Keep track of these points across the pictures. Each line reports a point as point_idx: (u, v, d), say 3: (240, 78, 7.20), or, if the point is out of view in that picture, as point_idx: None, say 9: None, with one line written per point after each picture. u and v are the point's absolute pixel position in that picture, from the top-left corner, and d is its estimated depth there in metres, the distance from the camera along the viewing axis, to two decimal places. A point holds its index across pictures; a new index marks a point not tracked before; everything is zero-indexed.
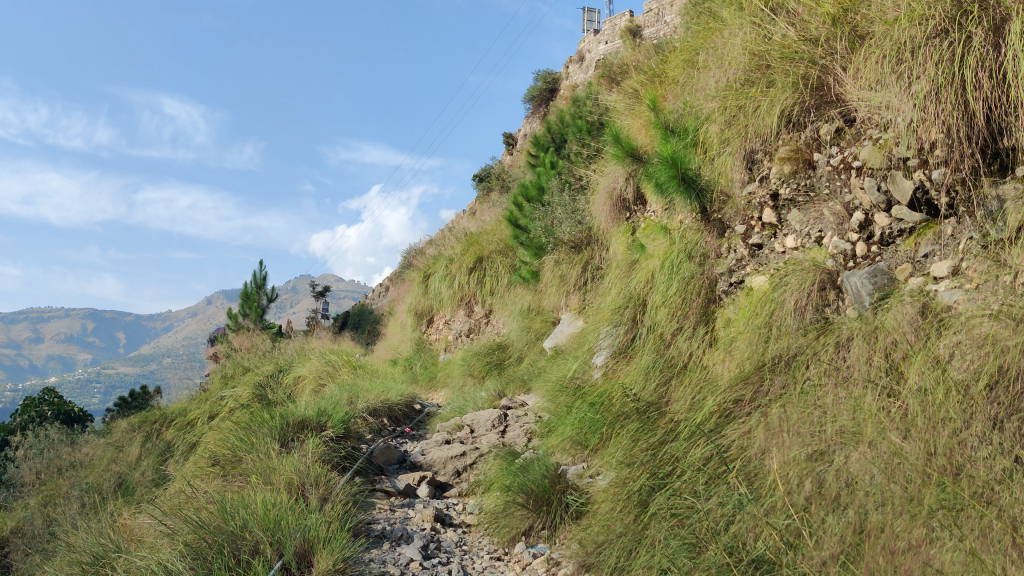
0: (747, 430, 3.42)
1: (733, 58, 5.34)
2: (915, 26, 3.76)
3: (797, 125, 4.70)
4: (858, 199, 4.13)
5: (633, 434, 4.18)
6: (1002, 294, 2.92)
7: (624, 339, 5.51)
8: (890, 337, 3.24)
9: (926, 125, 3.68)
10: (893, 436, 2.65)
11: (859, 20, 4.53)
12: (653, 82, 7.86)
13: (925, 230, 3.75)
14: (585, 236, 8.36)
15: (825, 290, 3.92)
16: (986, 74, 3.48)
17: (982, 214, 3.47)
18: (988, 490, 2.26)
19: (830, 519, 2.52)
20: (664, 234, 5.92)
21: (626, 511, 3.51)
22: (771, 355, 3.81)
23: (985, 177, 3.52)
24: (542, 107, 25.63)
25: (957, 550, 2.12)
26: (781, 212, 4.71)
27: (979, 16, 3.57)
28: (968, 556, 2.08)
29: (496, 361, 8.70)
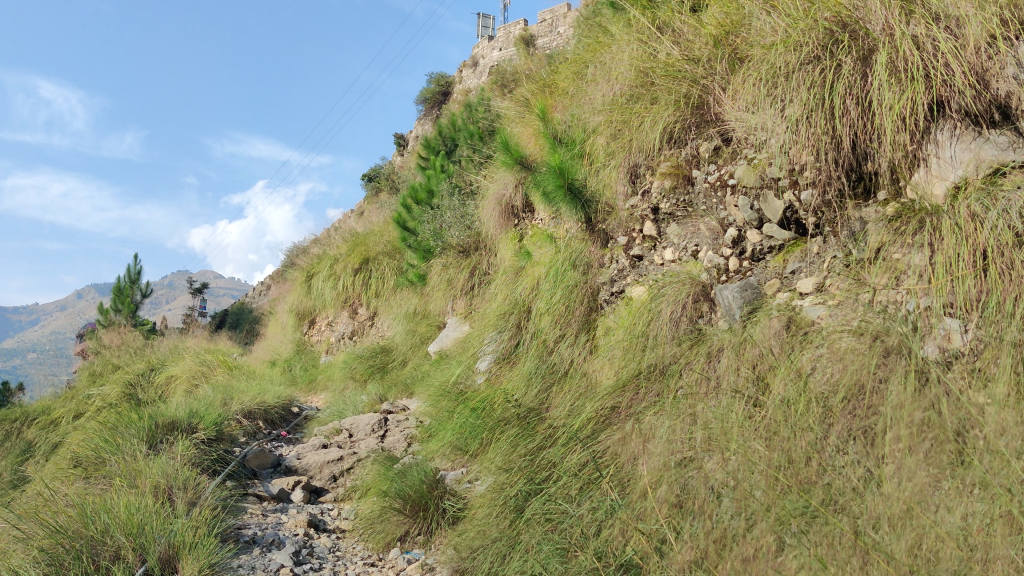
0: (621, 437, 3.49)
1: (619, 73, 5.45)
2: (790, 52, 3.92)
3: (678, 141, 4.84)
4: (732, 216, 4.27)
5: (512, 440, 4.22)
6: (860, 310, 3.07)
7: (507, 346, 5.55)
8: (758, 349, 3.36)
9: (796, 148, 3.82)
10: (756, 444, 2.74)
11: (738, 42, 4.69)
12: (544, 91, 7.96)
13: (793, 248, 3.91)
14: (473, 241, 8.37)
15: (699, 302, 4.04)
16: (853, 100, 3.62)
17: (846, 234, 3.64)
18: (838, 500, 2.32)
19: (694, 526, 2.60)
20: (549, 243, 5.99)
21: (502, 517, 3.53)
22: (647, 364, 3.90)
23: (849, 200, 3.69)
24: (434, 110, 25.59)
25: (806, 557, 2.16)
26: (661, 226, 4.82)
27: (848, 46, 3.73)
28: (815, 563, 2.12)
29: (378, 365, 8.62)
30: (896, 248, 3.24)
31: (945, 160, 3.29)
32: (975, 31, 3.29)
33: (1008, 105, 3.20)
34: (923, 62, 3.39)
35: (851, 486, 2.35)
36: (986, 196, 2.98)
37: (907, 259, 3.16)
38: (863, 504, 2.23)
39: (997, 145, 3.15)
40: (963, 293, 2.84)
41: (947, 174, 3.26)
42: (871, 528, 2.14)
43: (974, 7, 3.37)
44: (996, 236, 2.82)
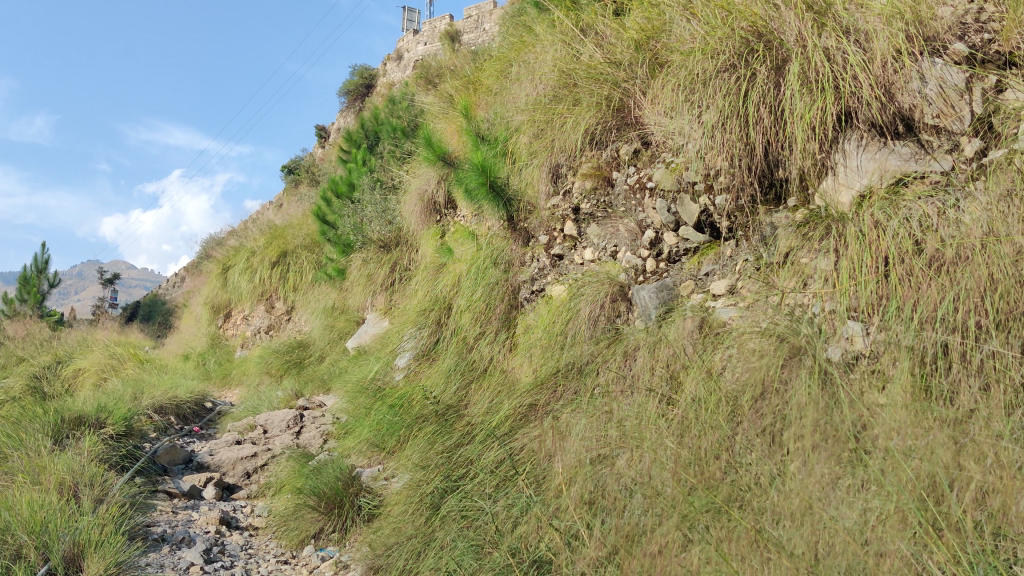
0: (537, 434, 3.53)
1: (543, 73, 5.50)
2: (707, 60, 3.99)
3: (600, 143, 4.90)
4: (650, 218, 4.34)
5: (429, 437, 4.22)
6: (769, 313, 3.16)
7: (426, 342, 5.55)
8: (672, 349, 3.43)
9: (712, 153, 3.90)
10: (668, 441, 2.81)
11: (659, 47, 4.76)
12: (467, 88, 7.96)
13: (708, 251, 4.00)
14: (394, 236, 8.32)
15: (617, 302, 4.11)
16: (767, 108, 3.72)
17: (757, 238, 3.74)
18: (742, 496, 2.40)
19: (608, 522, 2.64)
20: (470, 240, 6.01)
21: (417, 514, 3.54)
22: (565, 362, 3.95)
23: (761, 206, 3.79)
24: (357, 103, 25.33)
25: (705, 552, 2.23)
26: (581, 226, 4.88)
27: (762, 55, 3.82)
28: (714, 558, 2.19)
29: (295, 360, 8.53)
30: (804, 253, 3.35)
31: (852, 169, 3.41)
32: (882, 46, 3.40)
33: (912, 118, 3.32)
34: (833, 73, 3.49)
35: (755, 482, 2.42)
36: (889, 205, 3.10)
37: (814, 264, 3.27)
38: (767, 499, 2.30)
39: (901, 156, 3.28)
40: (865, 297, 2.94)
41: (854, 183, 3.38)
42: (772, 522, 2.21)
43: (882, 23, 3.49)
44: (898, 244, 2.93)
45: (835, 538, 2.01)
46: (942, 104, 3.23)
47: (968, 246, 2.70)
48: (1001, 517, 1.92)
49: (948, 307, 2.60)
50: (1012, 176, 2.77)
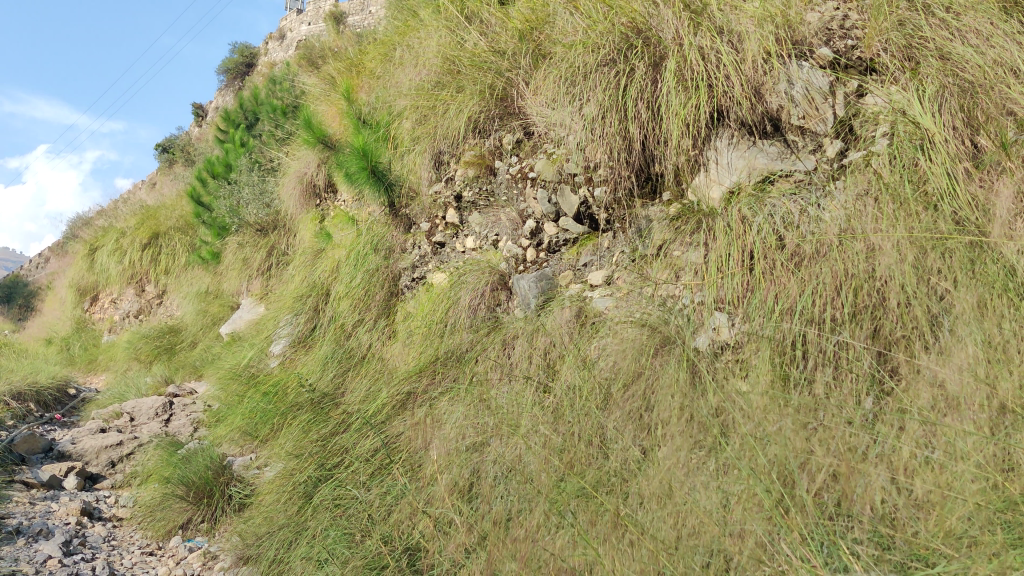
0: (414, 421, 3.52)
1: (427, 58, 5.46)
2: (588, 53, 4.00)
3: (482, 132, 4.90)
4: (531, 208, 4.35)
5: (304, 425, 4.16)
6: (644, 303, 3.25)
7: (303, 329, 5.46)
8: (549, 338, 3.48)
9: (591, 146, 3.92)
10: (543, 428, 2.85)
11: (542, 39, 4.78)
12: (350, 71, 7.84)
13: (587, 242, 4.06)
14: (271, 220, 8.12)
15: (497, 290, 4.14)
16: (644, 103, 3.77)
17: (633, 231, 3.82)
18: (610, 481, 2.45)
19: (483, 508, 2.66)
20: (351, 225, 5.93)
21: (290, 503, 3.49)
22: (444, 350, 3.95)
23: (637, 199, 3.87)
24: (237, 82, 24.62)
25: (568, 537, 2.29)
26: (463, 214, 4.88)
27: (640, 52, 3.86)
28: (576, 540, 2.26)
29: (165, 346, 8.26)
30: (676, 246, 3.44)
31: (722, 166, 3.52)
32: (754, 47, 3.50)
33: (779, 118, 3.45)
34: (706, 71, 3.57)
35: (624, 468, 2.48)
36: (755, 202, 3.21)
37: (686, 257, 3.36)
38: (633, 484, 2.36)
39: (769, 155, 3.40)
40: (731, 289, 3.05)
41: (724, 179, 3.49)
42: (635, 506, 2.27)
43: (754, 25, 3.59)
44: (762, 239, 3.03)
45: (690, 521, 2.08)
46: (807, 106, 3.36)
47: (826, 243, 2.81)
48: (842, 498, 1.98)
49: (807, 300, 2.71)
50: (869, 177, 2.91)
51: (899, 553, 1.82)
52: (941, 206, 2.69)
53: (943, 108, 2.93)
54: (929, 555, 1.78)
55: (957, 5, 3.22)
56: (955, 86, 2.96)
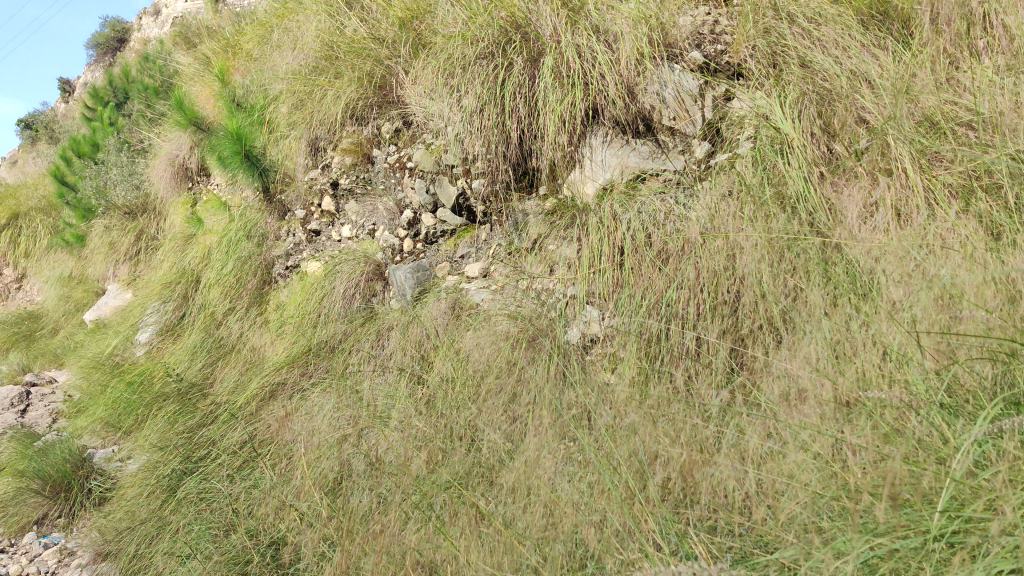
0: (284, 412, 3.46)
1: (304, 43, 5.34)
2: (467, 45, 3.95)
3: (360, 119, 4.84)
4: (409, 198, 4.29)
5: (170, 416, 4.02)
6: (518, 296, 3.28)
7: (171, 317, 5.29)
8: (424, 330, 3.46)
9: (469, 139, 3.88)
10: (414, 421, 2.84)
11: (423, 28, 4.74)
12: (226, 51, 7.61)
13: (463, 234, 4.03)
14: (140, 203, 7.80)
15: (372, 281, 4.09)
16: (522, 99, 3.77)
17: (510, 224, 3.82)
18: (478, 474, 2.46)
19: (351, 501, 2.64)
20: (223, 210, 5.76)
21: (153, 497, 3.37)
22: (316, 341, 3.88)
23: (514, 192, 3.87)
24: (107, 57, 23.55)
25: (431, 531, 2.30)
26: (340, 202, 4.79)
27: (519, 47, 3.84)
28: (436, 534, 2.27)
29: (24, 332, 7.85)
30: (550, 240, 3.48)
31: (596, 163, 3.57)
32: (628, 47, 3.56)
33: (650, 118, 3.56)
34: (581, 69, 3.60)
35: (491, 461, 2.48)
36: (626, 199, 3.26)
37: (560, 251, 3.40)
38: (498, 477, 2.38)
39: (640, 154, 3.49)
40: (602, 284, 3.10)
41: (597, 176, 3.55)
42: (498, 498, 2.29)
43: (628, 25, 3.63)
44: (632, 235, 3.08)
45: (548, 513, 2.12)
46: (678, 107, 3.49)
47: (690, 242, 2.89)
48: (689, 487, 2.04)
49: (672, 295, 2.80)
50: (733, 179, 3.01)
51: (746, 540, 1.83)
52: (797, 208, 2.78)
53: (803, 114, 3.03)
54: (769, 540, 1.78)
55: (820, 16, 3.32)
56: (814, 94, 3.07)
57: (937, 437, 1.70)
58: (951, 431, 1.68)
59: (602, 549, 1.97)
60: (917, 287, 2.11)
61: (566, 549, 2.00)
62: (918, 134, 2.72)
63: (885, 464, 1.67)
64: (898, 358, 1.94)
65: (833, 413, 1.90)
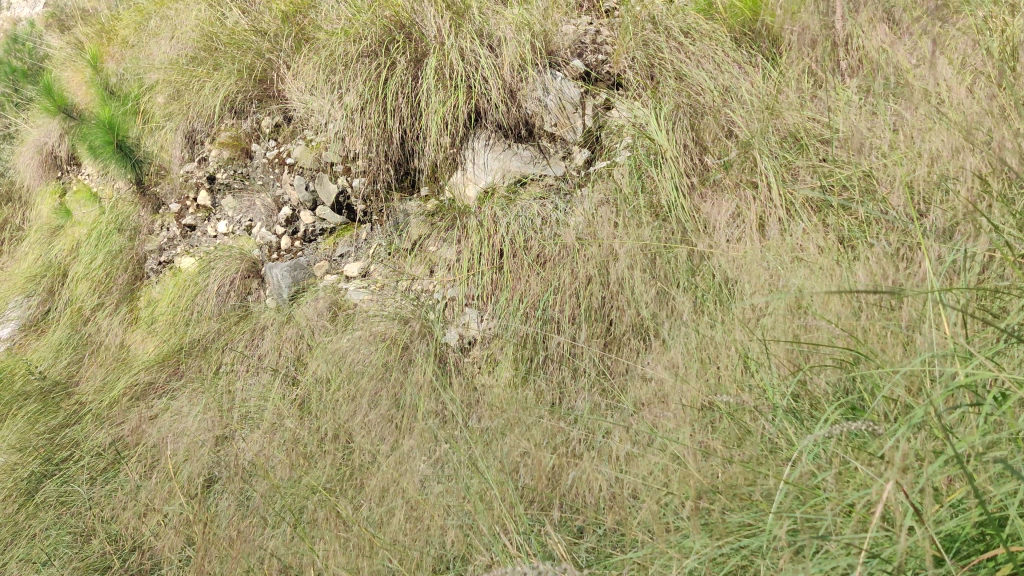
0: (152, 412, 3.35)
1: (181, 31, 5.15)
2: (350, 42, 3.88)
3: (240, 112, 4.74)
4: (287, 194, 4.14)
5: (29, 416, 3.81)
6: (395, 297, 3.27)
7: (35, 313, 5.05)
8: (298, 329, 3.38)
9: (350, 137, 3.81)
10: (288, 422, 2.79)
11: (306, 23, 4.64)
12: (101, 37, 7.30)
13: (343, 233, 3.96)
14: (3, 191, 7.39)
15: (248, 278, 4.01)
16: (404, 99, 3.73)
17: (390, 224, 3.80)
18: (349, 477, 2.44)
19: (220, 505, 2.57)
20: (94, 202, 5.53)
21: (8, 502, 3.21)
22: (188, 339, 3.78)
23: (395, 192, 3.84)
24: None
25: (298, 539, 2.26)
26: (216, 197, 4.68)
27: (402, 46, 3.80)
28: (303, 539, 2.23)
29: None
30: (431, 241, 3.46)
31: (478, 166, 3.59)
32: (511, 53, 3.58)
33: (533, 124, 3.60)
34: (465, 72, 3.61)
35: (362, 461, 2.45)
36: (506, 203, 3.27)
37: (439, 252, 3.39)
38: (367, 480, 2.36)
39: (522, 159, 3.53)
40: (481, 286, 3.13)
41: (479, 178, 3.57)
42: (365, 501, 2.28)
43: (512, 30, 3.63)
44: (512, 239, 3.11)
45: (413, 517, 2.12)
46: (559, 115, 3.56)
47: (567, 247, 2.94)
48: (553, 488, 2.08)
49: (549, 299, 2.86)
50: (609, 187, 3.08)
51: (605, 543, 1.86)
52: (669, 217, 2.88)
53: (676, 126, 3.13)
54: (624, 541, 1.81)
55: (693, 31, 3.44)
56: (687, 107, 3.17)
57: (775, 433, 1.73)
58: (787, 426, 1.70)
59: (464, 552, 1.99)
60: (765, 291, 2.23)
61: (428, 552, 2.01)
62: (781, 151, 2.84)
63: (734, 465, 1.72)
64: (750, 362, 2.00)
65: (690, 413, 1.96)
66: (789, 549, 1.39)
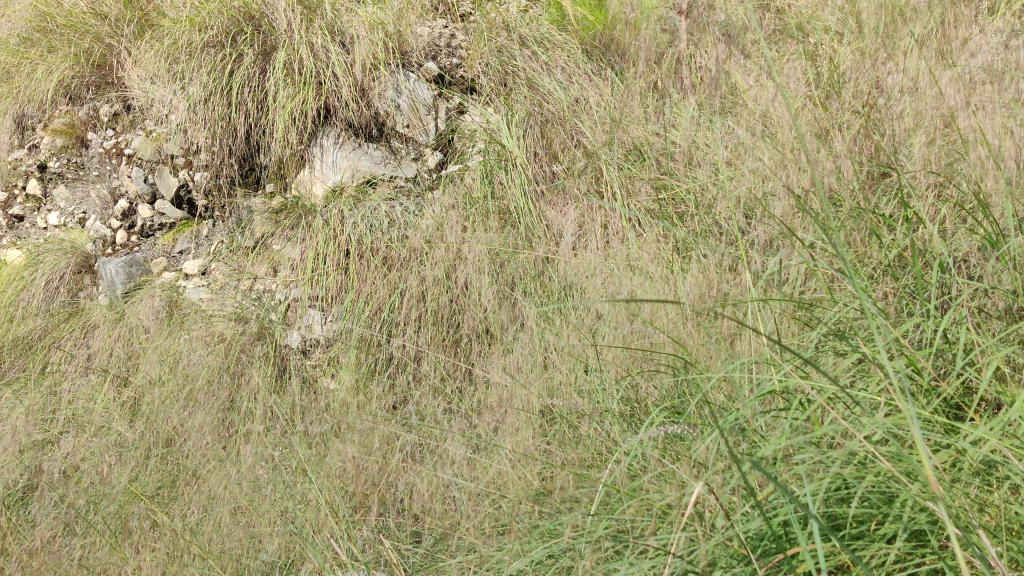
0: None
1: (13, 8, 4.83)
2: (194, 31, 3.73)
3: (75, 98, 4.47)
4: (124, 186, 3.96)
5: None
6: (237, 297, 3.17)
7: None
8: (130, 329, 3.22)
9: (193, 129, 3.65)
10: (115, 426, 2.65)
11: (150, 9, 4.44)
12: None
13: (183, 228, 3.80)
14: None
15: (79, 273, 3.79)
16: (250, 92, 3.61)
17: (233, 221, 3.68)
18: (178, 484, 2.33)
19: (37, 513, 2.41)
20: None
21: None
22: (10, 337, 3.54)
23: (239, 188, 3.71)
24: None
25: (120, 551, 2.13)
26: (47, 187, 4.41)
27: (250, 38, 3.68)
28: (123, 552, 2.11)
29: None
30: (275, 239, 3.34)
31: (327, 164, 3.52)
32: (363, 51, 3.52)
33: (384, 123, 3.56)
34: (314, 68, 3.52)
35: (192, 468, 2.34)
36: (354, 203, 3.21)
37: (283, 252, 3.28)
38: (196, 486, 2.25)
39: (372, 158, 3.49)
40: (325, 287, 3.05)
41: (327, 177, 3.50)
42: (193, 509, 2.17)
43: (365, 29, 3.58)
44: (359, 239, 3.06)
45: (243, 523, 2.06)
46: (412, 116, 3.53)
47: (415, 250, 2.92)
48: (387, 493, 2.05)
49: (395, 301, 2.83)
50: (459, 191, 3.06)
51: (434, 548, 1.84)
52: (518, 222, 2.91)
53: (527, 134, 3.16)
54: (454, 546, 1.78)
55: (546, 41, 3.48)
56: (539, 116, 3.19)
57: (606, 437, 1.76)
58: (615, 429, 1.73)
59: (294, 560, 1.94)
60: (603, 298, 2.27)
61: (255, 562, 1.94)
62: (626, 163, 2.91)
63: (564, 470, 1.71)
64: (586, 367, 2.02)
65: (526, 416, 1.97)
66: (609, 550, 1.41)
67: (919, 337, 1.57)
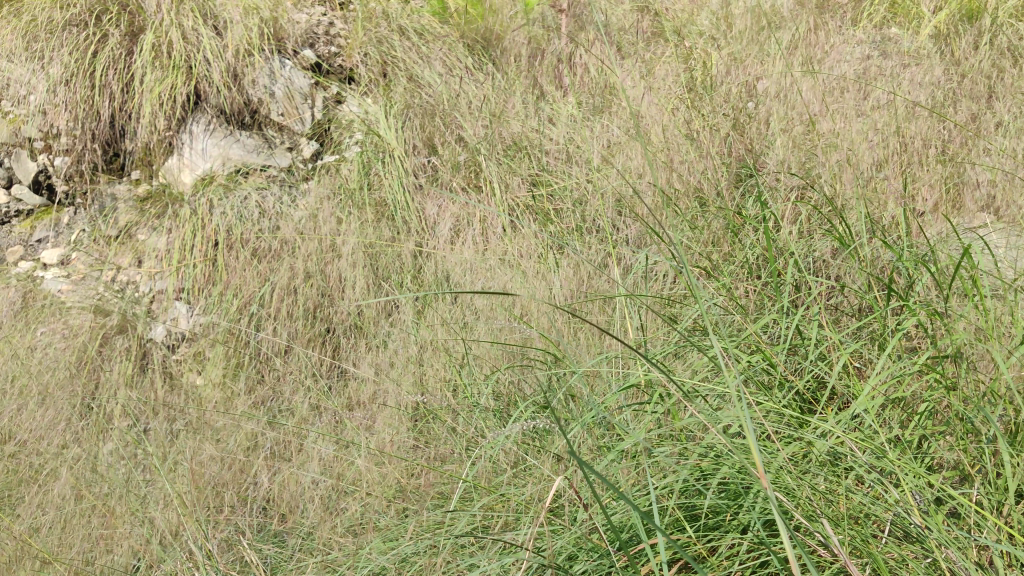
0: None
1: None
2: (54, 8, 3.51)
3: None
4: None
5: None
6: (97, 287, 3.02)
7: None
8: None
9: (53, 111, 3.49)
10: None
11: None
12: None
13: (42, 216, 3.59)
14: None
15: None
16: (116, 73, 3.44)
17: (95, 208, 3.51)
18: (26, 484, 2.21)
19: None
20: None
21: None
22: None
23: (102, 175, 3.53)
24: None
25: None
26: None
27: (116, 18, 3.50)
28: None
29: None
30: (140, 228, 3.20)
31: (196, 151, 3.42)
32: (237, 36, 3.40)
33: (257, 111, 3.46)
34: (184, 51, 3.38)
35: (43, 466, 2.22)
36: (223, 191, 3.12)
37: (148, 241, 3.14)
38: (47, 486, 2.14)
39: (244, 146, 3.41)
40: (192, 278, 2.96)
41: (197, 165, 3.41)
42: (43, 510, 2.06)
43: (239, 14, 3.45)
44: (228, 228, 2.97)
45: (94, 524, 1.96)
46: (286, 104, 3.46)
47: (286, 241, 2.85)
48: (249, 490, 1.99)
49: (266, 293, 2.73)
50: (335, 182, 2.99)
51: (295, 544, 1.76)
52: (394, 216, 2.86)
53: (405, 125, 3.11)
54: (318, 544, 1.71)
55: (427, 33, 3.44)
56: (418, 107, 3.14)
57: (472, 431, 1.76)
58: (482, 423, 1.74)
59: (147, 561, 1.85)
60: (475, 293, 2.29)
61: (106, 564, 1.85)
62: (505, 158, 2.91)
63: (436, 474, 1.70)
64: (458, 363, 2.01)
65: (396, 414, 1.96)
66: (468, 543, 1.40)
67: (775, 333, 1.62)
